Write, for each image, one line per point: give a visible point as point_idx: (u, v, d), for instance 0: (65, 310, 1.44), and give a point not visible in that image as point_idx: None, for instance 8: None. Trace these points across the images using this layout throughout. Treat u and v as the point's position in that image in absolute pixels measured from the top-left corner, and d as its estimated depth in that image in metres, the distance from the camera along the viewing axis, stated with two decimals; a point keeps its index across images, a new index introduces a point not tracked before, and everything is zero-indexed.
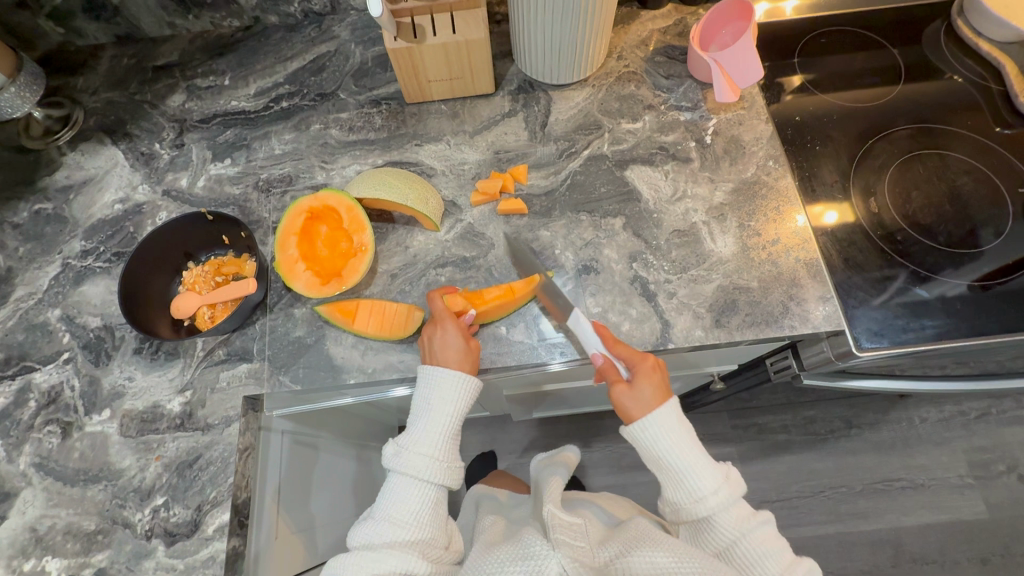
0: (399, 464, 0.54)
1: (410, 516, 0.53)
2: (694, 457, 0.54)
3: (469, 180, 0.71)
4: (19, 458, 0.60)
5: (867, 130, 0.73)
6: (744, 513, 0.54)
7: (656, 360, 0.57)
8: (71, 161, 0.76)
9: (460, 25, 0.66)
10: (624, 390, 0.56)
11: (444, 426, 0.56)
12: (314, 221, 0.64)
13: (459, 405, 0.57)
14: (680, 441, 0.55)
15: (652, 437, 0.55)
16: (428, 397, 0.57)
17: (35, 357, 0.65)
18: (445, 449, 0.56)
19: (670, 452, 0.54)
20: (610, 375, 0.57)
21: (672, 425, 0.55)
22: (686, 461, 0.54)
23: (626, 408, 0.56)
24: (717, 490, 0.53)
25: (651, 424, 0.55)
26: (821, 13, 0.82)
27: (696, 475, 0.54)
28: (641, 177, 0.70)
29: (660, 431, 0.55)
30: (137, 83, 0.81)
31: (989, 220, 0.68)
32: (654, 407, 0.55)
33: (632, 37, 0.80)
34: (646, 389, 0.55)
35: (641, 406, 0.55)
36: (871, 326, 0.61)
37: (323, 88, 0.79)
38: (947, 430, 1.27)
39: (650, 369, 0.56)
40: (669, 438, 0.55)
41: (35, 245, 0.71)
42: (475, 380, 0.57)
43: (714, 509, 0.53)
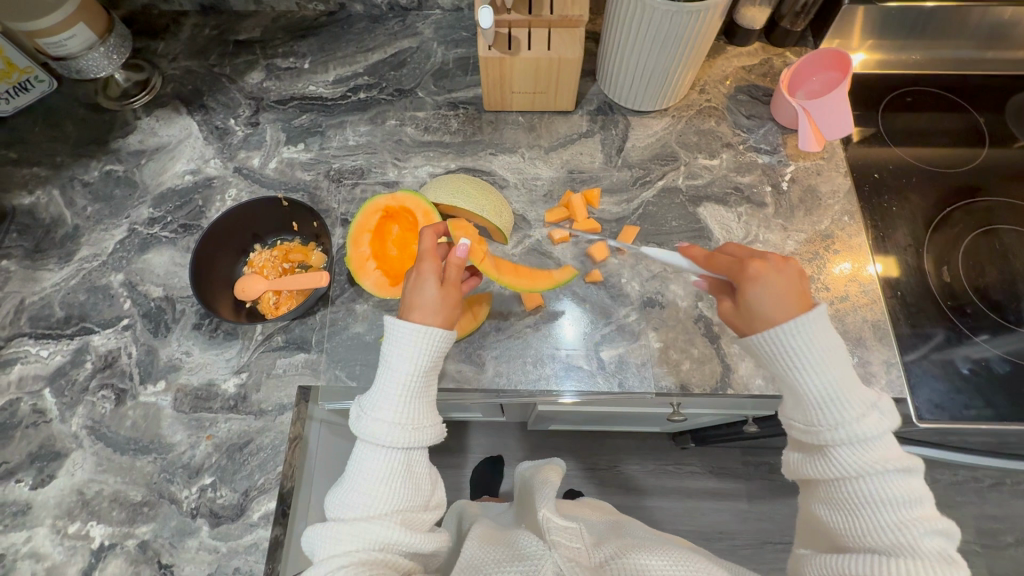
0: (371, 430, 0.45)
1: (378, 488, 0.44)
2: (840, 372, 0.43)
3: (540, 197, 0.71)
4: (72, 419, 0.60)
5: (946, 197, 0.72)
6: (882, 451, 0.41)
7: (765, 262, 0.47)
8: (145, 126, 0.76)
9: (555, 42, 0.65)
10: (732, 307, 0.48)
11: (409, 382, 0.47)
12: (388, 220, 0.64)
13: (426, 360, 0.47)
14: (826, 349, 0.43)
15: (774, 352, 0.44)
16: (390, 351, 0.47)
17: (94, 320, 0.65)
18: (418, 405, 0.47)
19: (793, 366, 0.44)
20: (720, 295, 0.50)
21: (813, 336, 0.43)
22: (818, 383, 0.43)
23: (742, 324, 0.47)
24: (844, 420, 0.42)
25: (794, 327, 0.43)
26: (886, 71, 0.80)
27: (832, 396, 0.42)
28: (713, 216, 0.70)
29: (800, 341, 0.43)
30: (217, 56, 0.81)
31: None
32: (776, 311, 0.45)
33: (716, 71, 0.79)
34: (760, 296, 0.46)
35: (759, 316, 0.46)
36: (933, 399, 0.61)
37: (402, 83, 0.79)
38: (957, 494, 1.25)
39: (756, 275, 0.46)
40: (799, 351, 0.43)
41: (103, 207, 0.71)
42: (451, 330, 0.48)
43: (845, 436, 0.41)
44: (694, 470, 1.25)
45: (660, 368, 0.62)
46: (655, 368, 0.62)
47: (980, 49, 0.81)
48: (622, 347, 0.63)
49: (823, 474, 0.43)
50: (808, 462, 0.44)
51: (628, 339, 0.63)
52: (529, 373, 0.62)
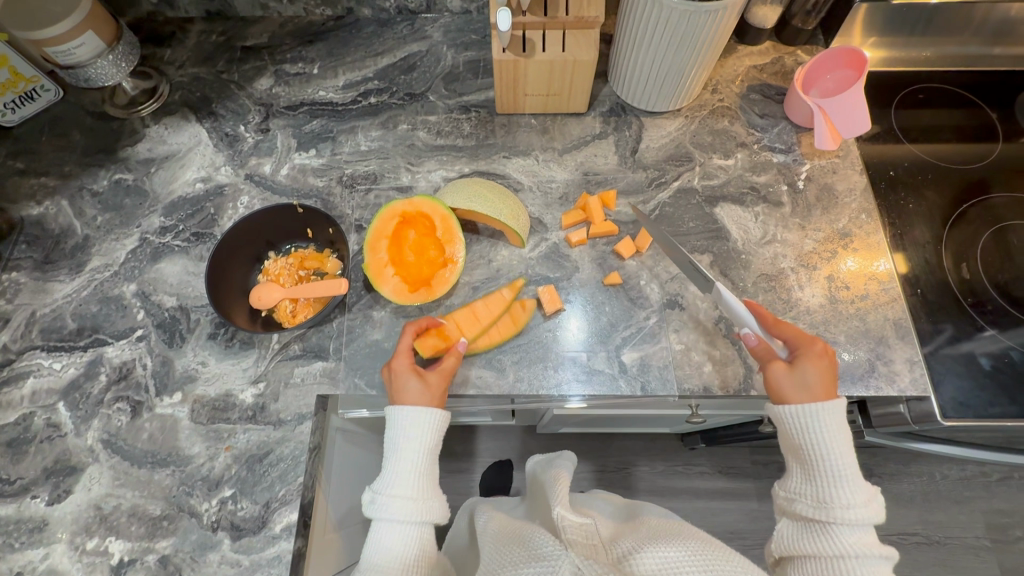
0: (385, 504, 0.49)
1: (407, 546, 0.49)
2: (852, 463, 0.48)
3: (556, 200, 0.70)
4: (87, 433, 0.59)
5: (962, 193, 0.72)
6: (871, 538, 0.45)
7: (826, 348, 0.53)
8: (154, 134, 0.75)
9: (570, 44, 0.65)
10: (784, 368, 0.51)
11: (415, 461, 0.51)
12: (405, 225, 0.63)
13: (430, 443, 0.52)
14: (841, 440, 0.48)
15: (800, 424, 0.49)
16: (396, 442, 0.52)
17: (107, 331, 0.64)
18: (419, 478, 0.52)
19: (819, 443, 0.48)
20: (768, 355, 0.53)
21: (835, 426, 0.48)
22: (840, 464, 0.47)
23: (786, 389, 0.50)
24: (854, 505, 0.46)
25: (819, 412, 0.49)
26: (896, 68, 0.80)
27: (840, 481, 0.47)
28: (730, 216, 0.69)
29: (823, 423, 0.48)
30: (225, 62, 0.80)
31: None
32: (822, 393, 0.50)
33: (728, 70, 0.79)
34: (811, 373, 0.51)
35: (804, 388, 0.50)
36: (958, 397, 0.60)
37: (412, 87, 0.78)
38: (967, 489, 1.25)
39: (818, 353, 0.52)
40: (830, 431, 0.48)
41: (114, 216, 0.70)
42: (443, 412, 0.53)
43: (844, 518, 0.45)
44: (704, 470, 1.25)
45: (682, 371, 0.61)
46: (678, 370, 0.61)
47: (990, 45, 0.81)
48: (643, 349, 0.62)
49: (818, 550, 0.46)
50: (806, 537, 0.47)
51: (649, 342, 0.63)
52: (550, 377, 0.61)
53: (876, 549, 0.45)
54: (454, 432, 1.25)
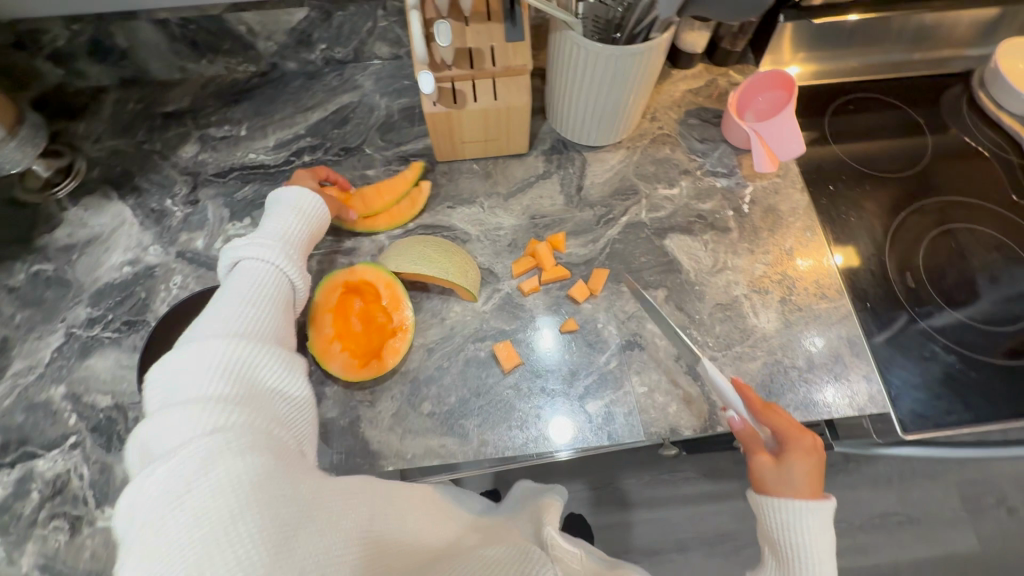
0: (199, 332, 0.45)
1: (203, 385, 0.40)
2: (830, 567, 0.47)
3: (505, 247, 0.69)
4: (22, 559, 0.54)
5: (899, 201, 0.73)
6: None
7: (816, 443, 0.52)
8: (73, 217, 0.70)
9: (502, 91, 0.63)
10: (770, 463, 0.50)
11: (181, 386, 0.41)
12: (349, 295, 0.61)
13: (205, 361, 0.42)
14: (824, 546, 0.47)
15: (783, 523, 0.48)
16: (164, 380, 0.41)
17: (36, 442, 0.59)
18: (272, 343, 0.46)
19: (800, 548, 0.47)
20: (754, 443, 0.53)
21: (817, 528, 0.47)
22: (818, 568, 0.46)
23: (772, 485, 0.50)
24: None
25: (801, 513, 0.47)
26: (824, 81, 0.82)
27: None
28: (681, 246, 0.69)
29: (807, 526, 0.47)
30: (145, 131, 0.76)
31: (988, 270, 0.70)
32: (807, 493, 0.49)
33: (665, 97, 0.79)
34: (797, 470, 0.49)
35: (791, 485, 0.49)
36: (916, 409, 0.61)
37: (347, 141, 0.76)
38: (939, 464, 1.28)
39: (806, 449, 0.51)
40: (812, 536, 0.47)
41: (35, 312, 0.65)
42: (216, 338, 0.43)
43: None
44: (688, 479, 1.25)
45: (648, 414, 0.60)
46: (643, 415, 0.60)
47: (911, 50, 0.83)
48: (606, 396, 0.61)
49: None
50: None
51: (612, 387, 0.62)
52: (516, 437, 0.59)
53: None
54: None
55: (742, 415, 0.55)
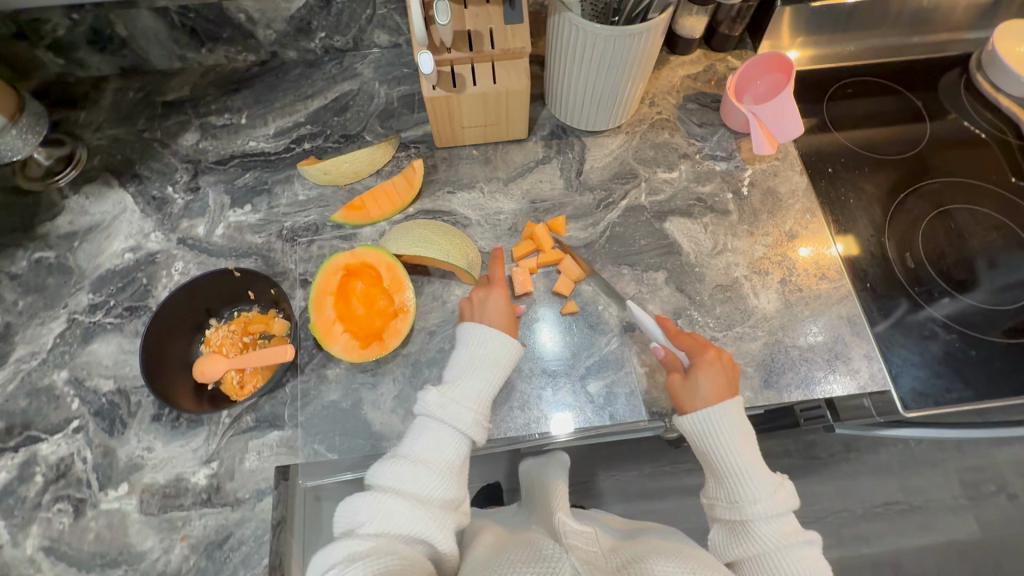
0: (426, 409, 0.52)
1: (369, 523, 0.46)
2: (753, 460, 0.51)
3: (505, 232, 0.69)
4: (26, 541, 0.55)
5: (898, 183, 0.74)
6: (788, 528, 0.49)
7: (720, 355, 0.57)
8: (74, 205, 0.71)
9: (501, 75, 0.63)
10: (680, 379, 0.56)
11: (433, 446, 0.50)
12: (350, 277, 0.61)
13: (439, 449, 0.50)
14: (742, 442, 0.52)
15: (702, 430, 0.53)
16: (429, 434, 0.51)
17: (40, 426, 0.59)
18: (469, 420, 0.52)
19: (718, 445, 0.52)
20: (672, 365, 0.58)
21: (727, 425, 0.52)
22: (740, 462, 0.51)
23: (683, 398, 0.55)
24: (759, 498, 0.50)
25: (709, 416, 0.53)
26: (822, 65, 0.82)
27: (747, 480, 0.51)
28: (680, 229, 0.69)
29: (717, 424, 0.52)
30: (145, 120, 0.76)
31: (988, 257, 0.70)
32: (714, 398, 0.54)
33: (663, 82, 0.79)
34: (704, 379, 0.55)
35: (698, 396, 0.55)
36: (916, 387, 0.62)
37: (347, 129, 0.76)
38: None
39: (710, 361, 0.56)
40: (724, 430, 0.52)
41: (37, 299, 0.65)
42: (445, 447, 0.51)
43: (755, 513, 0.50)
44: None
45: (649, 394, 0.61)
46: (644, 395, 0.60)
47: (908, 35, 0.83)
48: (607, 377, 0.62)
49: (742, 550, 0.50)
50: (733, 543, 0.50)
51: (613, 368, 0.62)
52: (517, 417, 0.60)
53: (798, 535, 0.50)
54: None
55: (660, 343, 0.60)
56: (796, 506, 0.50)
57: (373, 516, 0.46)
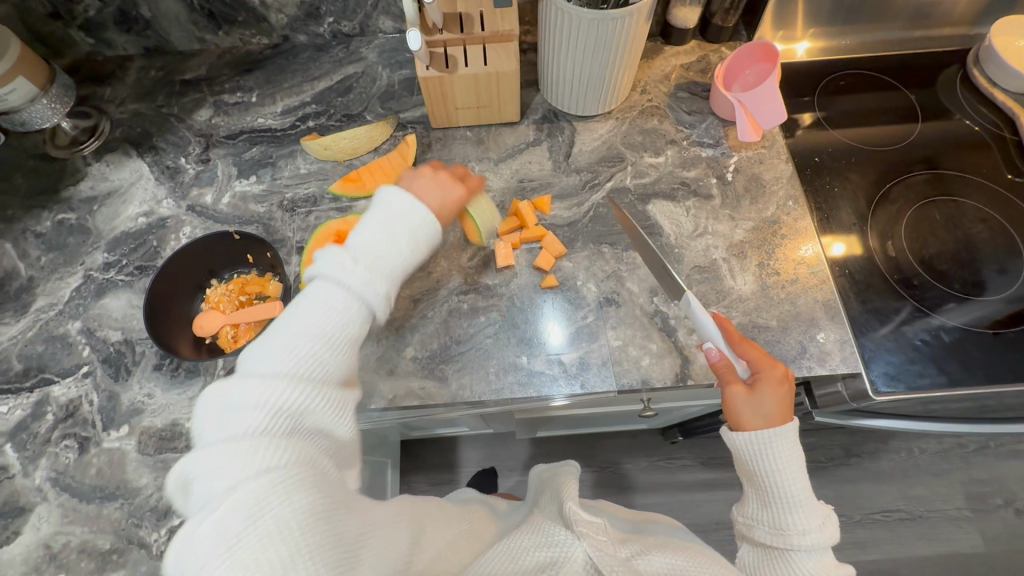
0: (328, 270, 0.47)
1: (276, 392, 0.41)
2: (803, 489, 0.51)
3: (492, 208, 0.72)
4: (35, 472, 0.59)
5: (886, 174, 0.74)
6: (832, 563, 0.49)
7: (785, 373, 0.55)
8: (95, 172, 0.76)
9: (492, 57, 0.66)
10: (743, 392, 0.53)
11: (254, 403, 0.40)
12: (341, 244, 0.65)
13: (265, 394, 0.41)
14: (794, 470, 0.52)
15: (758, 449, 0.52)
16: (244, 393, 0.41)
17: (53, 370, 0.64)
18: (378, 274, 0.48)
19: (771, 471, 0.52)
20: (729, 372, 0.55)
21: (782, 450, 0.52)
22: (792, 491, 0.51)
23: (741, 412, 0.53)
24: (810, 530, 0.49)
25: (770, 437, 0.52)
26: (832, 57, 0.83)
27: (795, 508, 0.50)
28: (663, 212, 0.71)
29: (776, 449, 0.52)
30: (164, 96, 0.82)
31: (998, 262, 0.70)
32: (775, 420, 0.53)
33: (656, 71, 0.81)
34: (767, 399, 0.53)
35: (762, 414, 0.53)
36: (888, 371, 0.62)
37: (349, 109, 0.80)
38: (946, 461, 1.23)
39: (779, 380, 0.54)
40: (784, 459, 0.51)
41: (58, 256, 0.71)
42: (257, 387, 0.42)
43: (801, 545, 0.49)
44: (684, 463, 1.25)
45: (621, 366, 0.63)
46: (616, 366, 0.63)
47: (906, 30, 0.84)
48: (582, 348, 0.64)
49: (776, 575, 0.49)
50: (766, 565, 0.50)
51: (588, 340, 0.64)
52: (492, 382, 0.62)
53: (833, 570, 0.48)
54: (433, 444, 1.25)
55: (718, 347, 0.57)
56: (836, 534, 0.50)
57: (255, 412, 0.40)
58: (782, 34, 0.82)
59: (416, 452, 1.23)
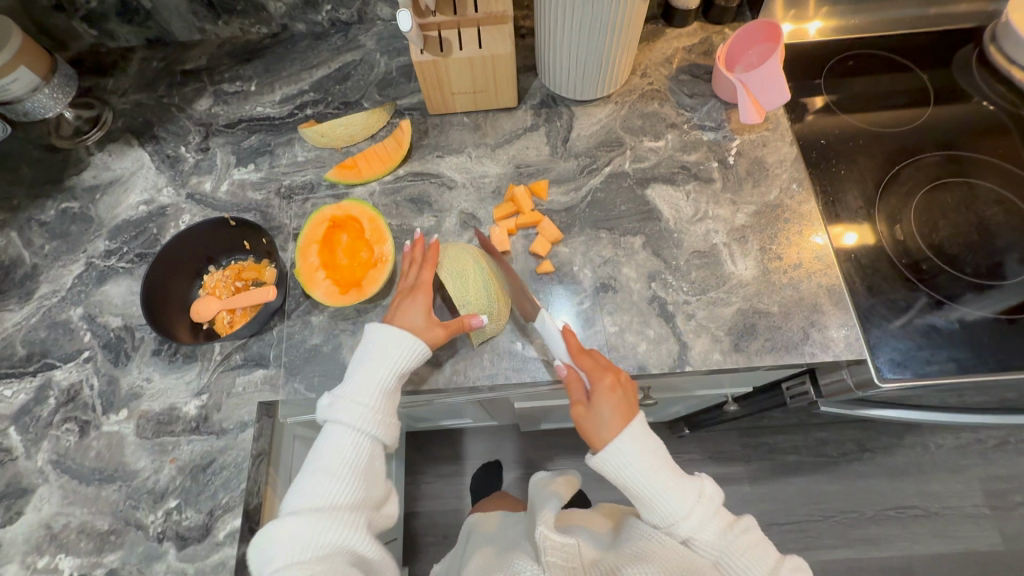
0: (329, 416, 0.55)
1: (345, 456, 0.54)
2: (665, 476, 0.52)
3: (488, 194, 0.71)
4: (37, 455, 0.61)
5: (895, 156, 0.72)
6: (721, 526, 0.51)
7: (617, 378, 0.56)
8: (98, 162, 0.77)
9: (486, 40, 0.65)
10: (583, 412, 0.55)
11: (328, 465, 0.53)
12: (336, 230, 0.65)
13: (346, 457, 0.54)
14: (649, 457, 0.53)
15: (615, 463, 0.53)
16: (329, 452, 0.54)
17: (56, 355, 0.65)
18: (370, 418, 0.55)
19: (634, 475, 0.52)
20: (574, 390, 0.57)
21: (638, 450, 0.53)
22: (658, 484, 0.52)
23: (590, 431, 0.55)
24: (689, 511, 0.51)
25: (620, 446, 0.53)
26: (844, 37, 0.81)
27: (666, 498, 0.52)
28: (662, 196, 0.70)
29: (626, 457, 0.53)
30: (166, 87, 0.82)
31: (1020, 251, 0.67)
32: (614, 432, 0.54)
33: (657, 54, 0.79)
34: (605, 409, 0.54)
35: (605, 424, 0.54)
36: (894, 357, 0.60)
37: (347, 96, 0.80)
38: (962, 457, 1.20)
39: (609, 386, 0.55)
40: (626, 470, 0.53)
41: (61, 243, 0.72)
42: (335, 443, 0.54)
43: (691, 529, 0.51)
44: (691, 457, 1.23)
45: (617, 352, 0.62)
46: (612, 352, 0.62)
47: (919, 7, 0.81)
48: (578, 334, 0.63)
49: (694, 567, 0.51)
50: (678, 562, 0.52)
51: (584, 326, 0.63)
52: (486, 368, 0.62)
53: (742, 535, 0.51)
54: (437, 436, 1.25)
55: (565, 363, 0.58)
56: (767, 538, 0.52)
57: (288, 549, 0.49)
58: (793, 13, 0.79)
59: (420, 443, 1.23)
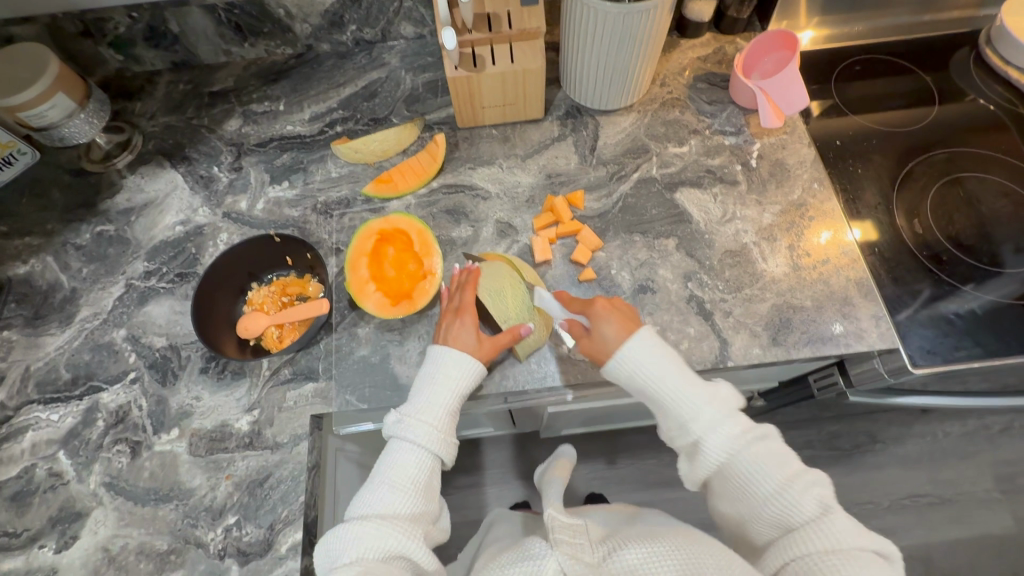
0: (394, 432, 0.56)
1: (409, 468, 0.55)
2: (693, 385, 0.55)
3: (523, 203, 0.73)
4: (89, 478, 0.60)
5: (907, 154, 0.76)
6: (782, 477, 0.51)
7: (609, 300, 0.61)
8: (131, 185, 0.78)
9: (518, 55, 0.68)
10: (587, 339, 0.59)
11: (395, 475, 0.55)
12: (383, 243, 0.67)
13: (413, 470, 0.55)
14: (675, 370, 0.55)
15: (632, 370, 0.56)
16: (395, 465, 0.55)
17: (101, 377, 0.65)
18: (433, 435, 0.56)
19: (661, 385, 0.55)
20: (576, 331, 0.60)
21: (650, 353, 0.56)
22: (687, 394, 0.54)
23: (597, 351, 0.58)
24: (717, 422, 0.53)
25: (627, 352, 0.56)
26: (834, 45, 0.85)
27: (703, 410, 0.54)
28: (691, 200, 0.72)
29: (640, 364, 0.56)
30: (194, 109, 0.83)
31: None
32: (617, 342, 0.57)
33: (674, 64, 0.83)
34: (605, 327, 0.58)
35: (609, 342, 0.58)
36: (925, 345, 0.63)
37: (376, 113, 0.82)
38: (971, 444, 1.23)
39: (603, 308, 0.60)
40: (650, 375, 0.55)
41: (99, 266, 0.72)
42: (402, 451, 0.56)
43: (726, 447, 0.53)
44: None
45: None
46: None
47: (917, 14, 0.85)
48: None
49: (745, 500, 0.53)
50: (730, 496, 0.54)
51: None
52: (534, 372, 0.63)
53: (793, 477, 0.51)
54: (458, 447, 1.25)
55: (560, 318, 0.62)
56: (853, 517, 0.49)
57: (351, 548, 0.50)
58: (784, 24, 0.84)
59: None
